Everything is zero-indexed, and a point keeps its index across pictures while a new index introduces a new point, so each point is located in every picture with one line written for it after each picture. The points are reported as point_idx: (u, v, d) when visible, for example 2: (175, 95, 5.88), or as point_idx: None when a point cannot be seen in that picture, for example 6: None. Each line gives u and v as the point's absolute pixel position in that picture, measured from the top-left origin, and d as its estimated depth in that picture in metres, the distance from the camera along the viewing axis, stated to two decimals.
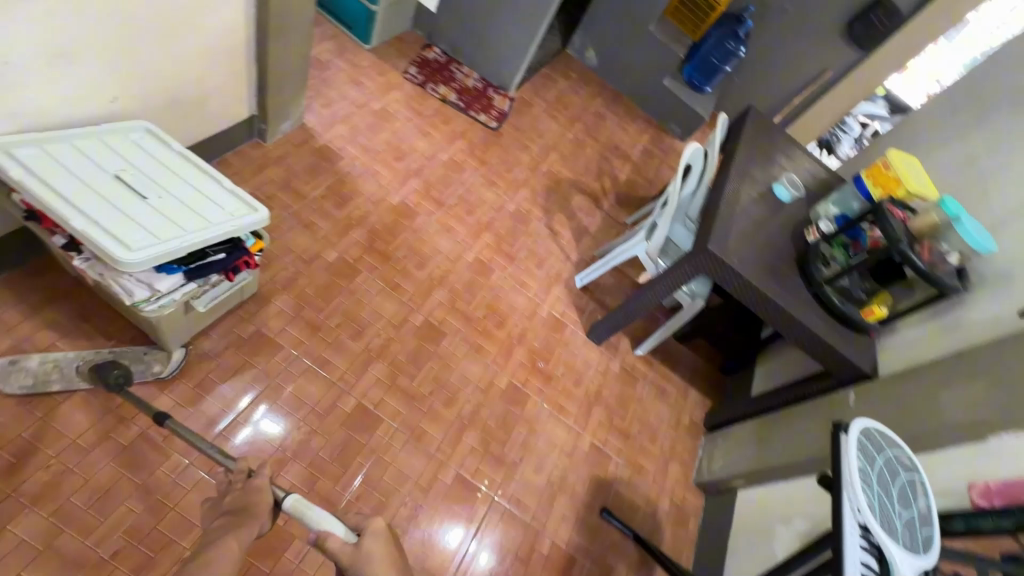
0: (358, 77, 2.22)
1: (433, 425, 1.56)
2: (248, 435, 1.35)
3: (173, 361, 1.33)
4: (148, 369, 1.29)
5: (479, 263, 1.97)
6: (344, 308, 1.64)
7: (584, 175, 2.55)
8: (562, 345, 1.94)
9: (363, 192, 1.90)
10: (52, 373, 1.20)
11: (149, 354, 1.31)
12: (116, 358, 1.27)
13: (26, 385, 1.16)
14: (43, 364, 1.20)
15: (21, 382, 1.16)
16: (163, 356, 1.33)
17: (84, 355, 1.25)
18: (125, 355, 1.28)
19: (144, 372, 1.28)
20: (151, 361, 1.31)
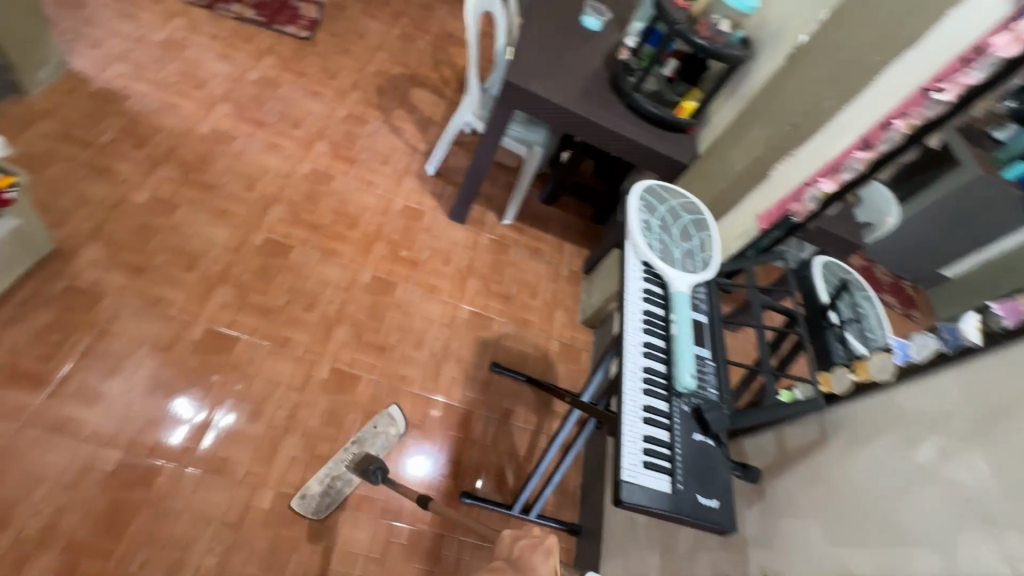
0: (129, 10, 1.99)
1: (297, 331, 1.55)
2: (180, 434, 1.31)
3: (398, 418, 1.48)
4: (388, 435, 1.45)
5: (319, 173, 1.90)
6: (168, 244, 1.55)
7: (419, 67, 2.45)
8: (424, 231, 1.94)
9: (164, 128, 1.76)
10: (331, 487, 1.34)
11: (378, 425, 1.46)
12: (360, 445, 1.41)
13: (324, 502, 1.32)
14: (323, 483, 1.34)
15: (320, 502, 1.32)
16: (387, 420, 1.47)
17: (343, 458, 1.38)
18: (367, 439, 1.42)
19: (387, 442, 1.45)
20: (385, 428, 1.46)
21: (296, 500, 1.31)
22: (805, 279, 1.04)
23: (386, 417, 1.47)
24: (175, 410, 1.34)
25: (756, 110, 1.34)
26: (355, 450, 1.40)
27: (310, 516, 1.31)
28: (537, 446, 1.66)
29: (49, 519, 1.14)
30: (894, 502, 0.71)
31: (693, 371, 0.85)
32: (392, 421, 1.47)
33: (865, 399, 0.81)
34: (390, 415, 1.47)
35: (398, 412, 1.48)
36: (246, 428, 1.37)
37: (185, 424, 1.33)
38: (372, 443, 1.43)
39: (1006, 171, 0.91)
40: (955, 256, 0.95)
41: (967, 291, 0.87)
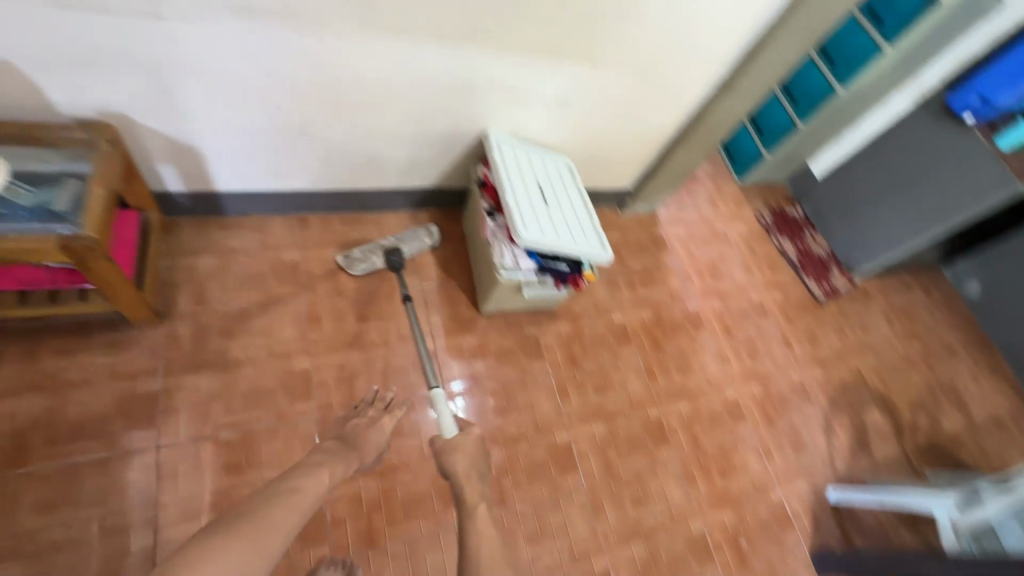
0: (717, 199, 2.43)
1: (613, 510, 1.54)
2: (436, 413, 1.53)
3: (434, 231, 1.72)
4: (421, 242, 1.69)
5: (736, 406, 1.87)
6: (602, 362, 1.78)
7: (897, 395, 2.16)
8: (776, 542, 1.66)
9: (668, 285, 2.05)
10: (370, 259, 1.63)
11: (418, 231, 1.71)
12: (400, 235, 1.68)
13: (364, 268, 1.62)
14: (363, 254, 1.63)
15: (361, 268, 1.62)
16: (426, 232, 1.71)
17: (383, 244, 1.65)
18: (404, 235, 1.69)
19: (420, 245, 1.68)
20: (421, 236, 1.70)
21: (341, 257, 1.62)
22: None
23: (423, 228, 1.71)
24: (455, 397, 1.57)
25: None
26: (394, 241, 1.66)
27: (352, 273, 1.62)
28: None
29: (396, 463, 1.43)
30: None
31: None
32: (428, 234, 1.71)
33: None
34: (428, 228, 1.72)
35: (434, 228, 1.72)
36: (520, 541, 1.43)
37: (451, 404, 1.55)
38: (405, 244, 1.67)
39: None
40: None
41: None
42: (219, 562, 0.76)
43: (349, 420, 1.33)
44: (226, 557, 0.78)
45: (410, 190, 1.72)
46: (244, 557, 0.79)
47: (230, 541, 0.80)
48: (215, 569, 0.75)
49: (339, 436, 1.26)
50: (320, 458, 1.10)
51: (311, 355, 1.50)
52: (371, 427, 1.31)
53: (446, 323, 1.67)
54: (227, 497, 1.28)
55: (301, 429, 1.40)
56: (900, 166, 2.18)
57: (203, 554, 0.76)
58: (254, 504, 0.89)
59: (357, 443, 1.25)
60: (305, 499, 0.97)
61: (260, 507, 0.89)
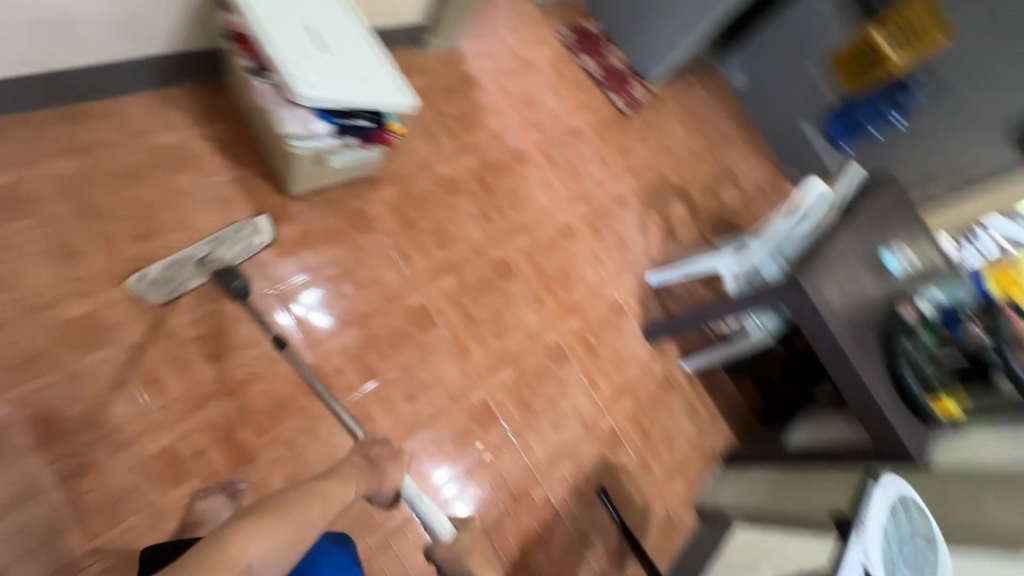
0: (517, 24, 2.32)
1: (479, 348, 1.66)
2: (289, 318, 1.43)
3: (263, 226, 1.39)
4: (249, 242, 1.36)
5: (568, 228, 2.03)
6: (437, 217, 1.75)
7: (691, 186, 2.53)
8: (615, 330, 1.97)
9: (487, 126, 2.00)
10: (177, 278, 1.27)
11: (241, 229, 1.36)
12: (219, 239, 1.33)
13: (166, 292, 1.26)
14: (167, 270, 1.26)
15: (162, 290, 1.26)
16: (252, 227, 1.37)
17: (194, 252, 1.29)
18: (224, 236, 1.33)
19: (248, 249, 1.36)
20: (248, 235, 1.37)
21: (131, 280, 1.24)
22: None
23: (250, 223, 1.37)
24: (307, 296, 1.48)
25: None
26: (210, 250, 1.30)
27: (146, 299, 1.26)
28: None
29: (245, 378, 1.32)
30: None
31: None
32: (256, 229, 1.38)
33: None
34: (256, 223, 1.38)
35: (264, 222, 1.39)
36: (398, 402, 1.49)
37: (298, 305, 1.45)
38: (226, 248, 1.32)
39: None
40: None
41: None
42: (263, 539, 0.62)
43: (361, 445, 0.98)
44: (271, 532, 0.63)
45: (140, 61, 1.34)
46: (287, 535, 0.65)
47: (271, 519, 0.65)
48: (256, 550, 0.60)
49: (359, 454, 0.94)
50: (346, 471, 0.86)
51: (84, 295, 1.22)
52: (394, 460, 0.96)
53: (252, 217, 1.46)
54: (40, 477, 1.09)
55: (111, 378, 1.19)
56: None
57: (247, 531, 0.61)
58: (293, 491, 0.72)
59: (380, 467, 0.94)
60: (329, 506, 0.75)
61: (295, 499, 0.70)
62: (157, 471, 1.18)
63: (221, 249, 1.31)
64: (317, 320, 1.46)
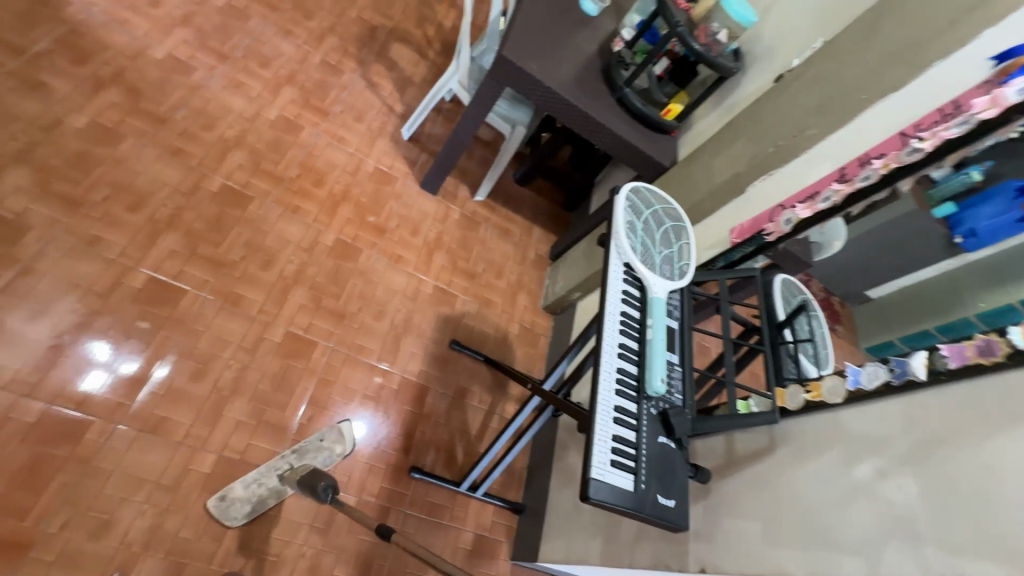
0: None
1: (251, 288, 1.47)
2: (93, 379, 1.21)
3: (347, 436, 1.41)
4: (332, 452, 1.38)
5: (287, 121, 1.77)
6: (110, 178, 1.41)
7: (403, 21, 2.31)
8: (394, 198, 1.86)
9: (113, 48, 1.59)
10: (261, 494, 1.24)
11: (325, 439, 1.38)
12: (301, 455, 1.33)
13: (246, 512, 1.22)
14: (250, 489, 1.24)
15: (241, 511, 1.21)
16: (335, 435, 1.40)
17: (277, 467, 1.29)
18: (308, 450, 1.35)
19: (331, 459, 1.37)
20: (330, 444, 1.38)
21: (212, 501, 1.20)
22: (769, 298, 1.15)
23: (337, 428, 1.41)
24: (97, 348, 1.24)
25: (740, 126, 1.45)
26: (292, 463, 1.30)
27: (227, 526, 1.20)
28: (489, 426, 1.68)
29: None
30: (834, 509, 0.84)
31: (664, 378, 0.90)
32: (341, 438, 1.40)
33: (816, 415, 0.93)
34: (340, 431, 1.41)
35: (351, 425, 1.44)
36: (188, 387, 1.29)
37: (100, 364, 1.23)
38: (311, 458, 1.35)
39: (935, 209, 1.09)
40: (877, 279, 1.18)
41: (891, 322, 1.11)
42: None
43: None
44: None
45: None
46: None
47: None
48: None
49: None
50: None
51: None
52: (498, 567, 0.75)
53: None
54: None
55: None
56: None
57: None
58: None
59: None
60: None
61: None
62: None
63: (305, 460, 1.33)
64: (122, 367, 1.24)
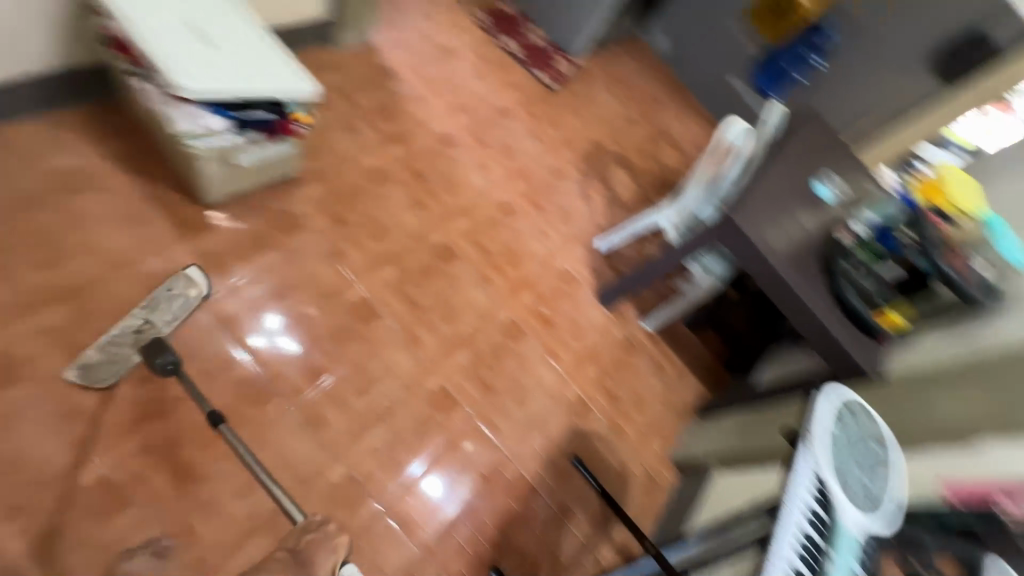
0: (430, 12, 2.28)
1: (429, 334, 1.62)
2: (258, 343, 1.40)
3: (201, 278, 1.28)
4: (185, 297, 1.26)
5: (508, 205, 2.01)
6: (369, 211, 1.69)
7: (629, 150, 2.54)
8: (570, 299, 1.96)
9: (410, 113, 1.95)
10: (115, 356, 1.19)
11: (171, 284, 1.27)
12: (150, 308, 1.24)
13: (109, 375, 1.19)
14: (103, 350, 1.19)
15: (106, 374, 1.19)
16: (184, 279, 1.27)
17: (128, 324, 1.22)
18: (158, 299, 1.25)
19: (186, 305, 1.26)
20: (181, 290, 1.26)
21: (73, 374, 1.17)
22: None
23: (180, 275, 1.27)
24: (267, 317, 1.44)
25: (982, 371, 1.28)
26: (144, 319, 1.23)
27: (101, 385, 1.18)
28: (580, 562, 1.56)
29: (178, 395, 1.25)
30: None
31: None
32: (191, 282, 1.27)
33: None
34: (187, 275, 1.27)
35: (195, 271, 1.28)
36: (351, 399, 1.44)
37: (266, 332, 1.42)
38: (161, 313, 1.24)
39: None
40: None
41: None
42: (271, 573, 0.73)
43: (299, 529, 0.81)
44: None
45: (24, 83, 1.27)
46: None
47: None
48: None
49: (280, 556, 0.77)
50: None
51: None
52: (327, 546, 0.78)
53: (166, 232, 1.39)
54: None
55: (33, 416, 1.13)
56: None
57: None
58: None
59: (308, 562, 0.76)
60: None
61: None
62: (96, 503, 1.12)
63: (157, 315, 1.24)
64: (285, 345, 1.43)
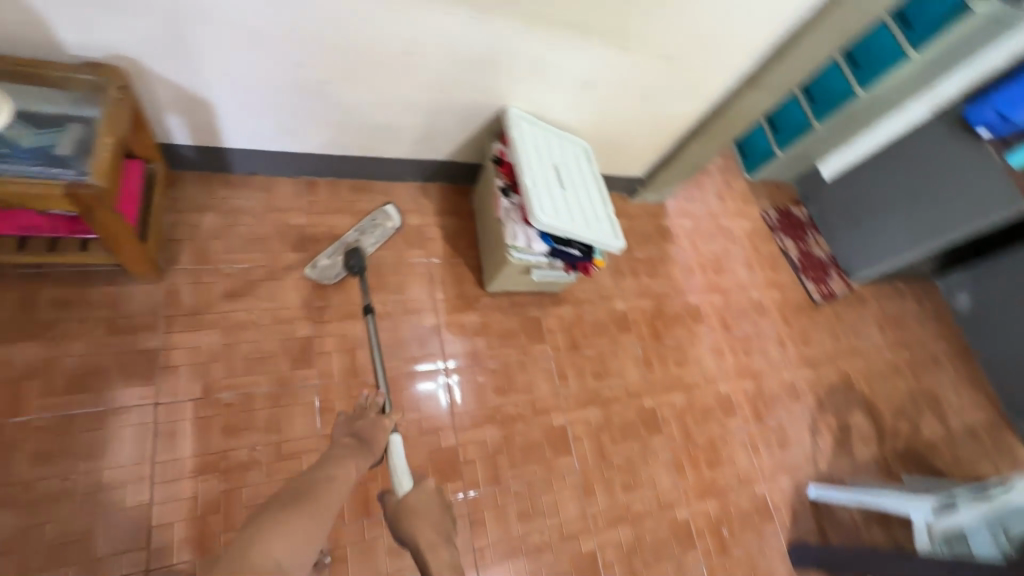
0: (726, 194, 2.40)
1: (604, 493, 1.57)
2: (425, 387, 1.52)
3: (393, 215, 1.45)
4: (385, 228, 1.47)
5: (728, 401, 1.90)
6: (602, 349, 1.78)
7: (881, 400, 2.22)
8: (756, 533, 1.72)
9: (671, 277, 2.04)
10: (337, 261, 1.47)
11: (376, 218, 1.45)
12: (359, 232, 1.45)
13: (335, 275, 1.49)
14: (329, 258, 1.45)
15: (332, 274, 1.48)
16: (384, 215, 1.45)
17: (343, 241, 1.45)
18: (365, 228, 1.45)
19: (386, 233, 1.48)
20: (381, 222, 1.46)
21: (309, 270, 1.46)
22: None
23: (380, 213, 1.45)
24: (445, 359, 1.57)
25: None
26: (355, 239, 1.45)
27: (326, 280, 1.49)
28: None
29: None
30: None
31: None
32: (388, 217, 1.46)
33: None
34: (386, 211, 1.45)
35: (391, 210, 1.45)
36: (512, 517, 1.45)
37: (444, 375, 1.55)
38: (368, 237, 1.47)
39: None
40: None
41: None
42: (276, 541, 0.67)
43: (349, 419, 1.06)
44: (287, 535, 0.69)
45: (421, 160, 1.68)
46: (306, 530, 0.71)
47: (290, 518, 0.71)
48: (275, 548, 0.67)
49: (352, 435, 1.00)
50: (341, 450, 0.92)
51: (313, 321, 1.47)
52: (379, 427, 1.03)
53: (450, 300, 1.65)
54: (228, 456, 1.27)
55: (302, 396, 1.38)
56: (908, 175, 2.20)
57: (269, 533, 0.68)
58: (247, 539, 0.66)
59: (368, 439, 1.00)
60: (336, 494, 0.81)
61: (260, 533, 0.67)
62: None
63: (362, 240, 1.46)
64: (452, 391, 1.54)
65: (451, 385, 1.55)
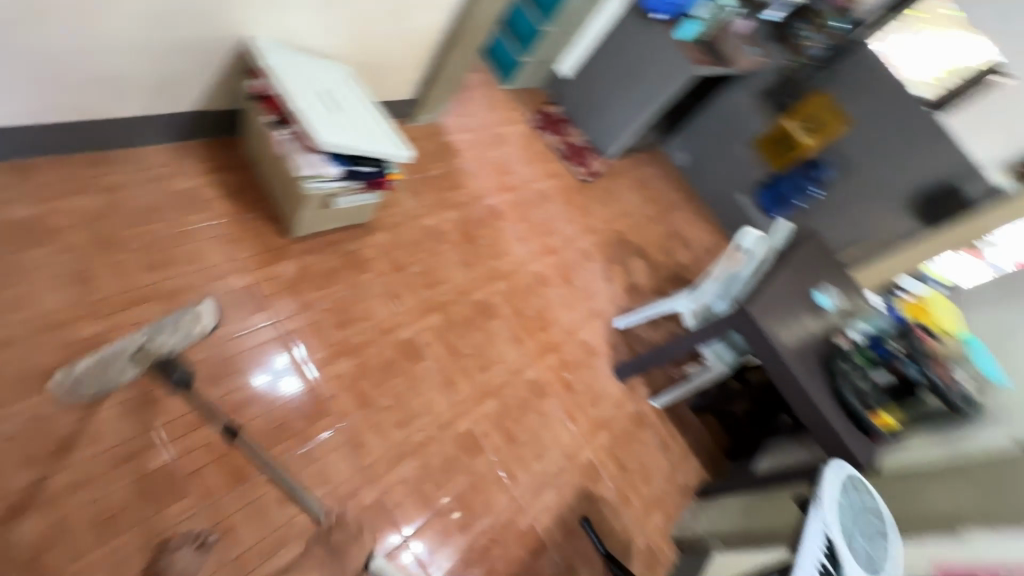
0: (492, 107, 2.64)
1: (465, 380, 1.75)
2: (263, 382, 1.42)
3: (206, 315, 1.15)
4: (189, 331, 1.14)
5: (542, 276, 2.22)
6: (424, 264, 1.90)
7: (648, 244, 2.82)
8: (589, 368, 2.11)
9: (466, 187, 2.22)
10: (109, 376, 1.10)
11: (181, 319, 1.13)
12: (151, 335, 1.10)
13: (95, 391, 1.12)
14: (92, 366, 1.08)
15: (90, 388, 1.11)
16: (197, 314, 1.14)
17: (123, 349, 1.09)
18: (162, 330, 1.11)
19: (190, 335, 1.14)
20: (188, 322, 1.13)
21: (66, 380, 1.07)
22: None
23: (191, 310, 1.14)
24: (280, 338, 1.50)
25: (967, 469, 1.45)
26: (144, 342, 1.10)
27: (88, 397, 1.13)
28: None
29: (245, 400, 1.36)
30: None
31: None
32: (197, 316, 1.14)
33: None
34: (199, 310, 1.14)
35: (208, 309, 1.15)
36: (390, 429, 1.54)
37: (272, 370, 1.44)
38: (167, 335, 1.12)
39: None
40: None
41: None
42: None
43: (319, 533, 1.28)
44: None
45: (167, 115, 1.50)
46: None
47: None
48: None
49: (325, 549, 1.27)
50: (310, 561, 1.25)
51: (96, 317, 1.27)
52: (353, 542, 1.30)
53: (258, 255, 1.57)
54: (39, 489, 1.07)
55: (115, 399, 1.22)
56: (620, 62, 2.72)
57: None
58: None
59: (342, 551, 1.28)
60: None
61: None
62: (157, 488, 1.18)
63: (157, 343, 1.11)
64: (285, 385, 1.44)
65: (299, 368, 1.49)
